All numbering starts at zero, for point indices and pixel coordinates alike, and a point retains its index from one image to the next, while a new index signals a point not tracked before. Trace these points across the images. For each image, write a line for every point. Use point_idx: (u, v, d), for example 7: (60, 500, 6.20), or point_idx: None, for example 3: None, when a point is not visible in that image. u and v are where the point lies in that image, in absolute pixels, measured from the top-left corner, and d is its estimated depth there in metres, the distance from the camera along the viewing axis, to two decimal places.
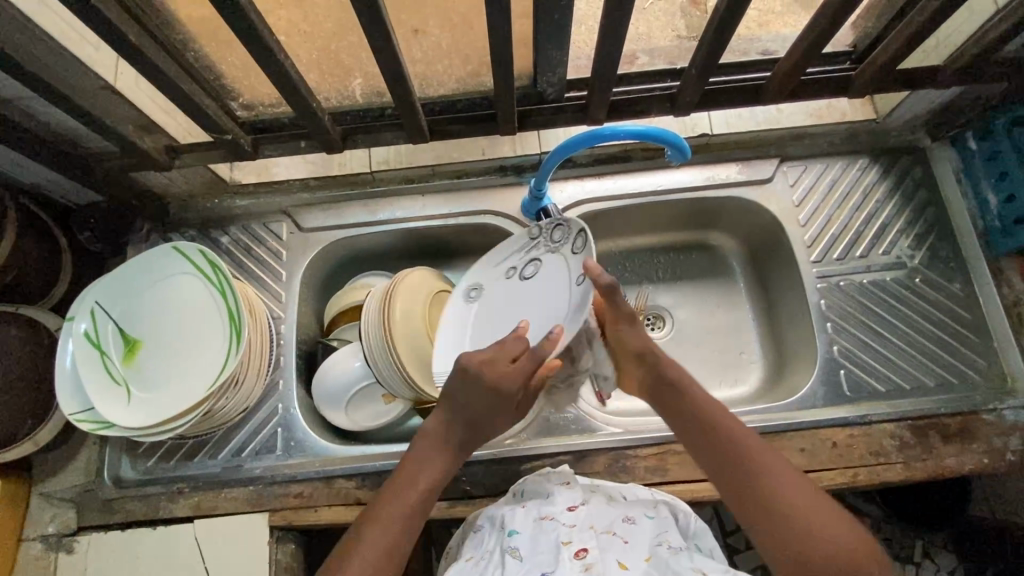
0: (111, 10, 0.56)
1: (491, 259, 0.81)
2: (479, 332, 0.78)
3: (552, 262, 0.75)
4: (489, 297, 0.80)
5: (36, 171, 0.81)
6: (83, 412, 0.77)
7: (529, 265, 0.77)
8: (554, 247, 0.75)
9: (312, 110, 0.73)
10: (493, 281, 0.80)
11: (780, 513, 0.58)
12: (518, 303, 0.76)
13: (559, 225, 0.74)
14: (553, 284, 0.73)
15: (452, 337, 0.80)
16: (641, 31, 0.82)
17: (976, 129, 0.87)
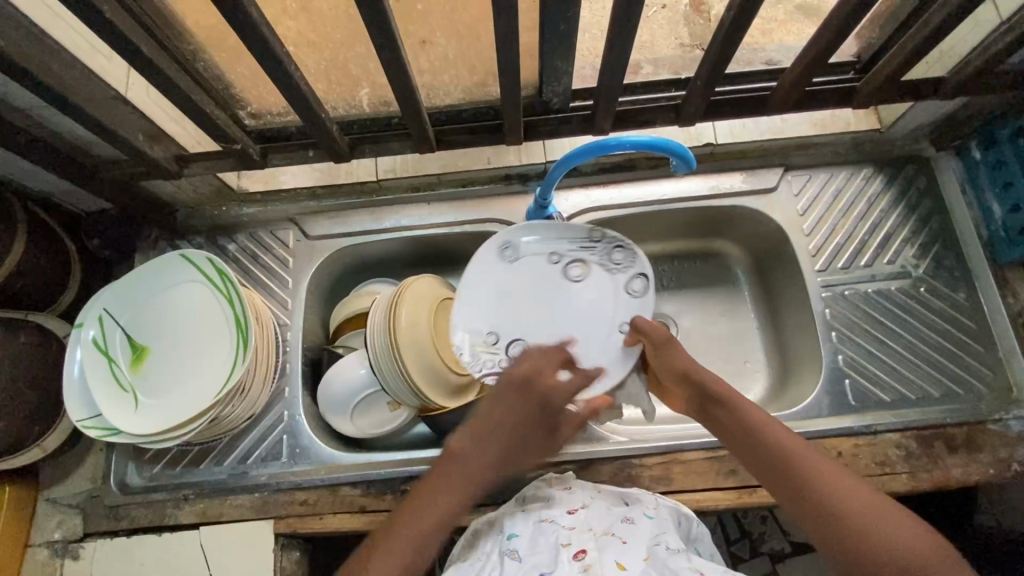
0: (125, 24, 0.57)
1: (540, 233, 0.83)
2: (503, 297, 0.81)
3: (602, 280, 0.81)
4: (523, 268, 0.82)
5: (47, 178, 0.82)
6: (91, 419, 0.78)
7: (580, 270, 0.82)
8: (610, 268, 0.82)
9: (320, 120, 0.74)
10: (533, 252, 0.83)
11: (845, 528, 0.57)
12: (554, 295, 0.81)
13: (623, 253, 0.82)
14: (600, 304, 0.81)
15: (477, 291, 0.81)
16: (646, 40, 0.89)
17: (980, 139, 0.87)
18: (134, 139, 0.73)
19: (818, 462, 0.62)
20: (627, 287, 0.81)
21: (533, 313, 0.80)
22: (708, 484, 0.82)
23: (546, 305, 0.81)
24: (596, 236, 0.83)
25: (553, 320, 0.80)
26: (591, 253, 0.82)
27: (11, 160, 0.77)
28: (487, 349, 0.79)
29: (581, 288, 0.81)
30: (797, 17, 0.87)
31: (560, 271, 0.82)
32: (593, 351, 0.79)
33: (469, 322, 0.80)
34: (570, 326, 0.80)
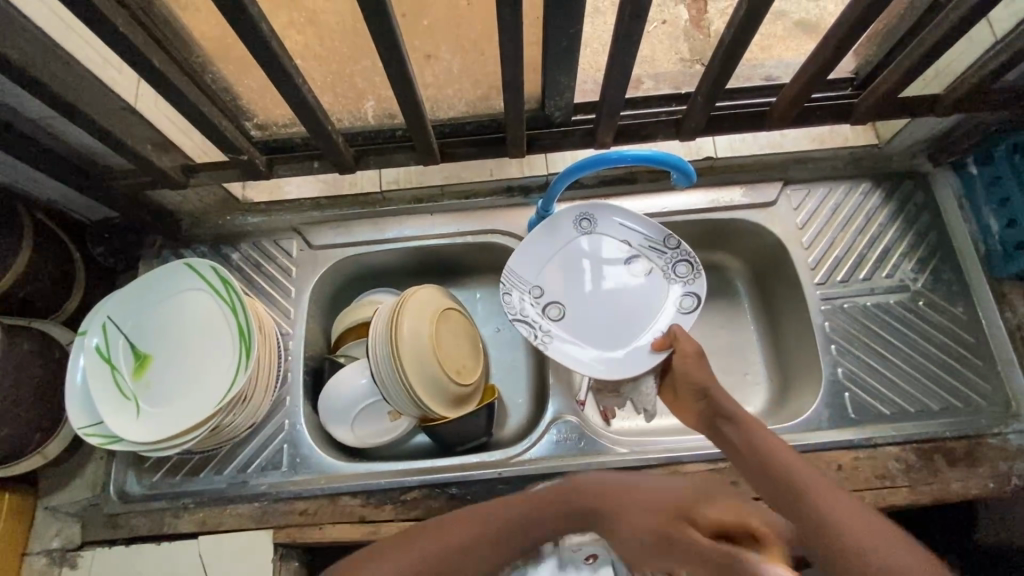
0: (138, 39, 0.58)
1: (624, 220, 0.87)
2: (563, 261, 0.86)
3: (659, 286, 0.84)
4: (594, 246, 0.86)
5: (53, 187, 0.83)
6: (93, 426, 0.78)
7: (643, 266, 0.85)
8: (670, 276, 0.84)
9: (326, 133, 0.75)
10: (606, 232, 0.86)
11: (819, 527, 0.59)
12: (610, 278, 0.85)
13: (688, 270, 0.84)
14: (651, 307, 0.83)
15: (542, 249, 0.86)
16: (647, 54, 0.91)
17: (978, 155, 0.89)
18: (143, 150, 0.74)
19: (806, 473, 0.64)
20: (678, 302, 0.83)
21: (584, 286, 0.84)
22: None
23: (597, 284, 0.85)
24: (673, 243, 0.85)
25: (600, 298, 0.84)
26: (661, 257, 0.85)
27: (19, 168, 0.78)
28: (528, 300, 0.83)
29: (638, 283, 0.84)
30: (796, 34, 0.87)
31: (626, 263, 0.85)
32: (621, 341, 0.82)
33: (522, 270, 0.85)
34: (614, 312, 0.83)
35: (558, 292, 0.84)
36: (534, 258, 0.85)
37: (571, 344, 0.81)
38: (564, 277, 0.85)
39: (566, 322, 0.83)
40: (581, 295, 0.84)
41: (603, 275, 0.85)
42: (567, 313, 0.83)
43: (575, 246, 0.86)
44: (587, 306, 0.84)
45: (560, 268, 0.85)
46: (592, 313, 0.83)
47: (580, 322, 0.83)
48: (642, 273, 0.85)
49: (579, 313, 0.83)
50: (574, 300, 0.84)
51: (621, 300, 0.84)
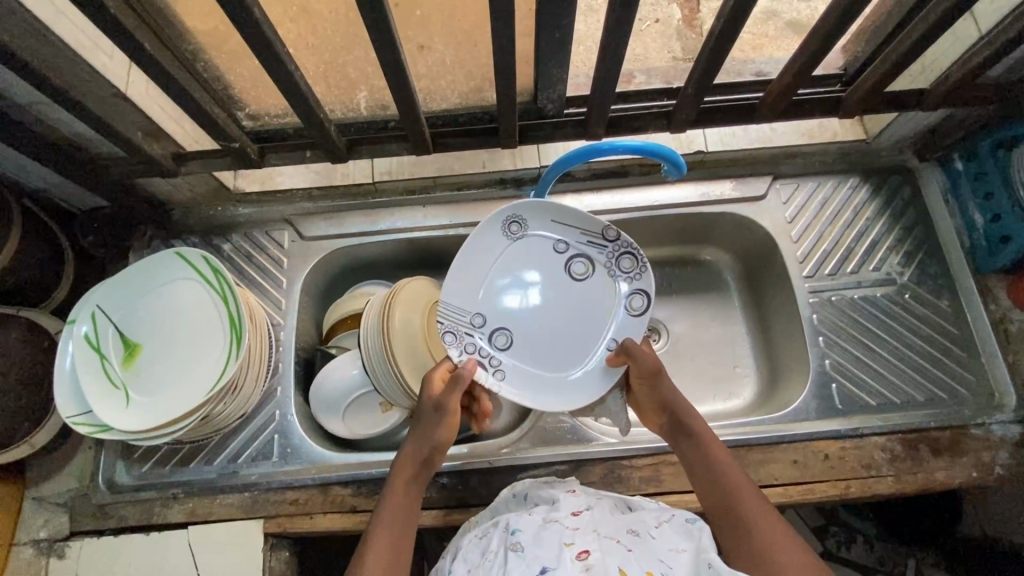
0: (129, 21, 0.58)
1: (557, 217, 0.81)
2: (497, 278, 0.81)
3: (600, 286, 0.81)
4: (529, 251, 0.81)
5: (42, 174, 0.82)
6: (81, 415, 0.77)
7: (584, 267, 0.82)
8: (615, 273, 0.81)
9: (319, 121, 0.74)
10: (539, 235, 0.81)
11: (755, 545, 0.63)
12: (552, 287, 0.82)
13: (632, 264, 0.81)
14: (598, 312, 0.81)
15: (474, 269, 0.80)
16: (639, 52, 0.96)
17: (963, 151, 0.90)
18: (133, 136, 0.74)
19: (749, 495, 0.68)
20: (627, 302, 0.81)
21: (525, 300, 0.81)
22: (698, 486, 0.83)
23: (540, 296, 0.81)
24: (611, 235, 0.81)
25: (545, 312, 0.81)
26: (600, 255, 0.81)
27: (7, 154, 0.77)
28: (471, 330, 0.80)
29: (580, 287, 0.82)
30: (787, 33, 0.94)
31: (564, 263, 0.82)
32: (577, 359, 0.81)
33: (459, 298, 0.80)
34: (562, 325, 0.81)
35: (500, 316, 0.80)
36: (463, 284, 0.80)
37: (525, 372, 0.79)
38: (501, 296, 0.81)
39: (519, 349, 0.80)
40: (523, 314, 0.81)
41: (540, 285, 0.81)
42: (518, 339, 0.80)
43: (505, 256, 0.81)
44: (533, 324, 0.81)
45: (494, 287, 0.81)
46: (539, 332, 0.81)
47: (528, 346, 0.80)
48: (583, 275, 0.82)
49: (528, 336, 0.80)
50: (523, 320, 0.81)
51: (563, 311, 0.81)
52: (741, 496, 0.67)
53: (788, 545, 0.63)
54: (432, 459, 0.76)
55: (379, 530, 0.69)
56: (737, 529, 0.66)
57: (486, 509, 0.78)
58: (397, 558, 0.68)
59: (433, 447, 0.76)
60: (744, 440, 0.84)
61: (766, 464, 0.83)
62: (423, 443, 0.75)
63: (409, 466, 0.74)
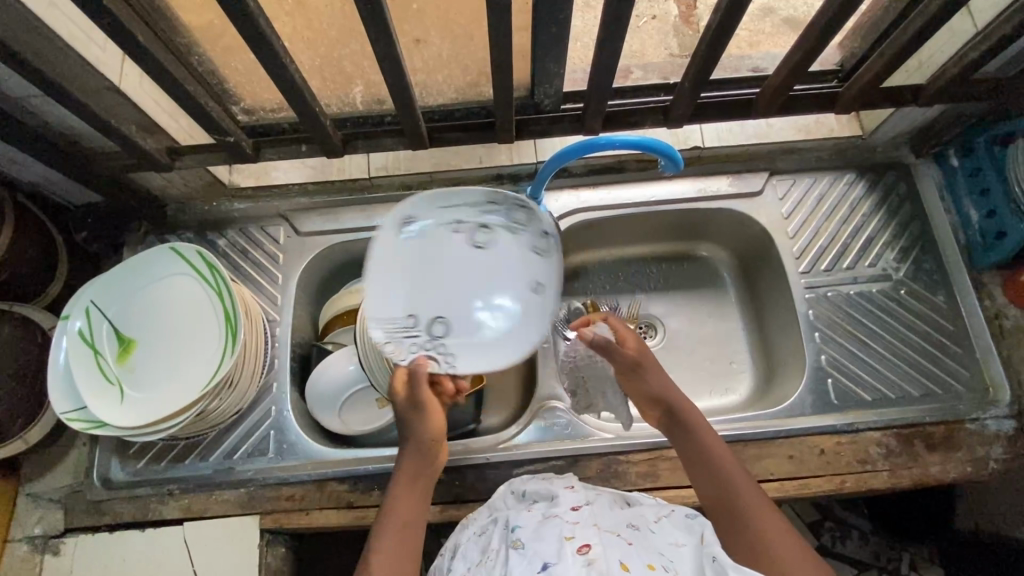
0: (123, 14, 0.57)
1: (441, 201, 0.76)
2: (411, 278, 0.74)
3: (510, 240, 0.76)
4: (429, 241, 0.75)
5: (35, 169, 0.81)
6: (75, 411, 0.77)
7: (483, 234, 0.76)
8: (513, 223, 0.76)
9: (314, 115, 0.74)
10: (433, 225, 0.76)
11: (759, 547, 0.63)
12: (463, 265, 0.75)
13: (528, 209, 0.76)
14: (516, 265, 0.75)
15: (385, 278, 0.74)
16: (636, 49, 0.95)
17: (958, 147, 0.91)
18: (127, 130, 0.73)
19: (752, 495, 0.67)
20: (535, 246, 0.75)
21: (445, 286, 0.74)
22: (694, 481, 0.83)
23: (455, 277, 0.75)
24: (499, 196, 0.77)
25: (467, 289, 0.74)
26: (498, 215, 0.76)
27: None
28: (405, 333, 0.72)
29: (491, 251, 0.75)
30: (783, 30, 0.94)
31: (466, 236, 0.76)
32: (519, 317, 0.73)
33: (382, 310, 0.73)
34: (490, 293, 0.74)
35: (425, 308, 0.73)
36: (379, 293, 0.73)
37: (472, 346, 0.72)
38: (418, 291, 0.74)
39: (460, 333, 0.73)
40: (447, 299, 0.74)
41: (450, 265, 0.75)
42: (457, 325, 0.73)
43: (408, 253, 0.75)
44: (461, 305, 0.74)
45: (408, 286, 0.74)
46: (471, 309, 0.73)
47: (466, 325, 0.73)
48: (483, 239, 0.76)
49: (459, 316, 0.73)
50: (451, 304, 0.73)
51: (482, 278, 0.74)
52: (743, 495, 0.67)
53: (791, 546, 0.63)
54: (432, 459, 0.74)
55: (382, 536, 0.68)
56: (742, 530, 0.65)
57: (485, 506, 0.77)
58: (403, 563, 0.67)
59: (431, 446, 0.73)
60: (740, 436, 0.84)
61: (762, 459, 0.83)
62: (420, 443, 0.73)
63: (408, 467, 0.73)
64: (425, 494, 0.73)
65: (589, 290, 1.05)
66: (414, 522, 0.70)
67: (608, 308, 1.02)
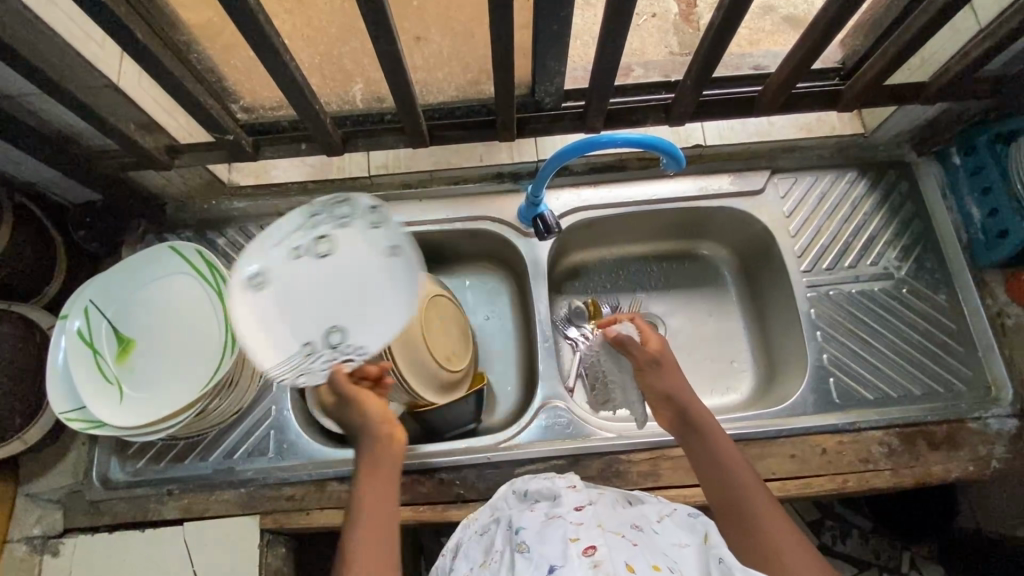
0: (121, 11, 0.56)
1: (268, 239, 0.72)
2: (287, 314, 0.71)
3: (353, 232, 0.74)
4: (273, 281, 0.71)
5: (33, 168, 0.80)
6: (75, 411, 0.77)
7: (314, 246, 0.73)
8: (343, 216, 0.74)
9: (314, 113, 0.74)
10: (272, 263, 0.72)
11: (765, 545, 0.62)
12: (322, 277, 0.73)
13: (351, 203, 0.74)
14: (364, 247, 0.73)
15: (265, 325, 0.70)
16: (636, 47, 0.95)
17: (961, 145, 0.90)
18: (126, 128, 0.72)
19: (757, 494, 0.67)
20: (371, 222, 0.73)
21: (314, 307, 0.72)
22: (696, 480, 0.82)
23: (321, 290, 0.72)
24: (311, 210, 0.74)
25: (337, 298, 0.72)
26: (329, 222, 0.74)
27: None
28: (309, 356, 0.71)
29: (342, 252, 0.73)
30: (784, 28, 0.93)
31: (309, 254, 0.73)
32: (394, 288, 0.73)
33: (280, 350, 0.70)
34: (360, 284, 0.73)
35: (315, 327, 0.71)
36: (270, 337, 0.70)
37: (371, 328, 0.72)
38: (301, 318, 0.71)
39: (357, 328, 0.72)
40: (327, 313, 0.72)
41: (310, 285, 0.72)
42: (355, 325, 0.72)
43: (269, 295, 0.71)
44: (344, 310, 0.72)
45: (288, 320, 0.71)
46: (356, 306, 0.72)
47: (359, 320, 0.72)
48: (319, 247, 0.73)
49: (348, 317, 0.72)
50: (334, 312, 0.72)
51: (341, 278, 0.73)
52: (750, 493, 0.67)
53: (795, 546, 0.63)
54: (393, 455, 0.69)
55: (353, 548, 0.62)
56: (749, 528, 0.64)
57: (487, 505, 0.77)
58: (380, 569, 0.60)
59: (386, 441, 0.69)
60: (742, 435, 0.84)
61: (764, 458, 0.83)
62: (374, 442, 0.69)
63: (368, 469, 0.67)
64: (396, 494, 0.67)
65: (590, 289, 1.04)
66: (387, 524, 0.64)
67: (609, 307, 1.02)
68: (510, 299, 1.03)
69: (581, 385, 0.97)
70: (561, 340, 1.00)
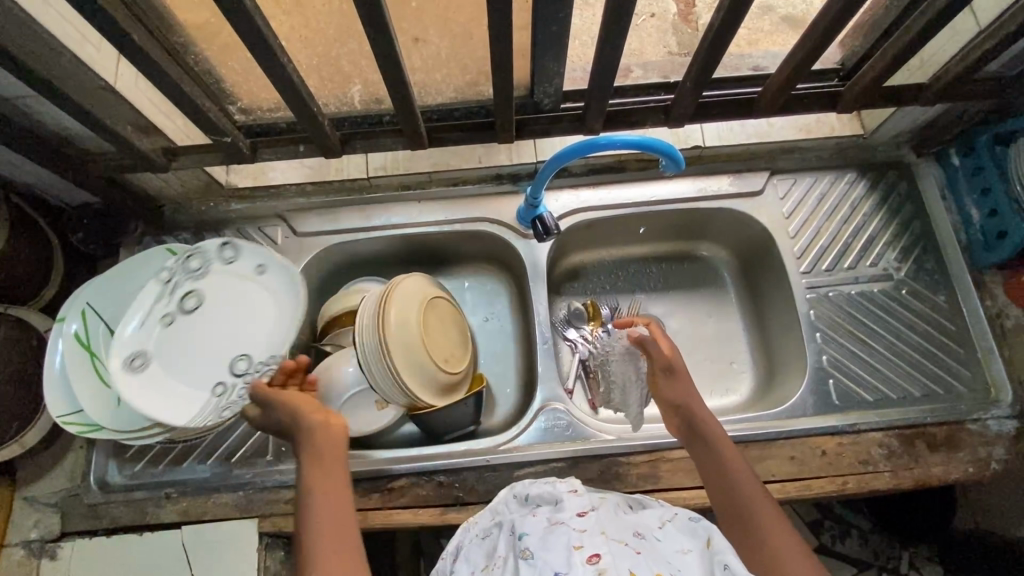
0: (118, 13, 0.56)
1: (130, 319, 0.75)
2: (185, 372, 0.78)
3: (215, 278, 0.82)
4: (159, 351, 0.77)
5: (29, 170, 0.80)
6: (72, 414, 0.76)
7: (181, 303, 0.79)
8: (200, 269, 0.81)
9: (312, 115, 0.73)
10: (150, 338, 0.76)
11: (766, 552, 0.63)
12: (203, 327, 0.80)
13: (202, 253, 0.81)
14: (233, 282, 0.83)
15: (175, 390, 0.76)
16: (635, 47, 0.95)
17: (960, 146, 0.90)
18: (122, 130, 0.72)
19: (759, 500, 0.67)
20: (223, 262, 0.82)
21: (201, 356, 0.79)
22: (695, 482, 0.82)
23: (204, 339, 0.80)
24: (163, 276, 0.79)
25: (222, 339, 0.81)
26: (186, 279, 0.80)
27: None
28: (227, 390, 0.79)
29: (211, 297, 0.81)
30: (783, 28, 0.93)
31: (181, 315, 0.79)
32: (278, 301, 0.84)
33: (198, 400, 0.77)
34: (243, 317, 0.82)
35: (220, 367, 0.79)
36: (183, 395, 0.77)
37: (270, 339, 0.82)
38: (201, 368, 0.79)
39: (256, 348, 0.81)
40: (220, 354, 0.80)
41: (192, 339, 0.79)
42: (256, 348, 0.81)
43: (164, 366, 0.77)
44: (234, 344, 0.81)
45: (192, 373, 0.78)
46: (245, 337, 0.81)
47: (252, 344, 0.81)
48: (188, 304, 0.80)
49: (240, 348, 0.81)
50: (227, 345, 0.81)
51: (219, 321, 0.81)
52: (751, 499, 0.67)
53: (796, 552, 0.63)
54: (332, 440, 0.70)
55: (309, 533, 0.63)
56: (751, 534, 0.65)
57: (487, 508, 0.77)
58: (338, 549, 0.61)
59: (321, 427, 0.71)
60: (742, 437, 0.84)
61: (764, 460, 0.83)
62: (310, 433, 0.70)
63: (310, 458, 0.69)
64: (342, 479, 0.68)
65: (590, 290, 1.04)
66: (340, 506, 0.65)
67: (608, 308, 1.02)
68: (509, 300, 1.02)
69: (580, 386, 0.97)
70: (560, 342, 0.99)
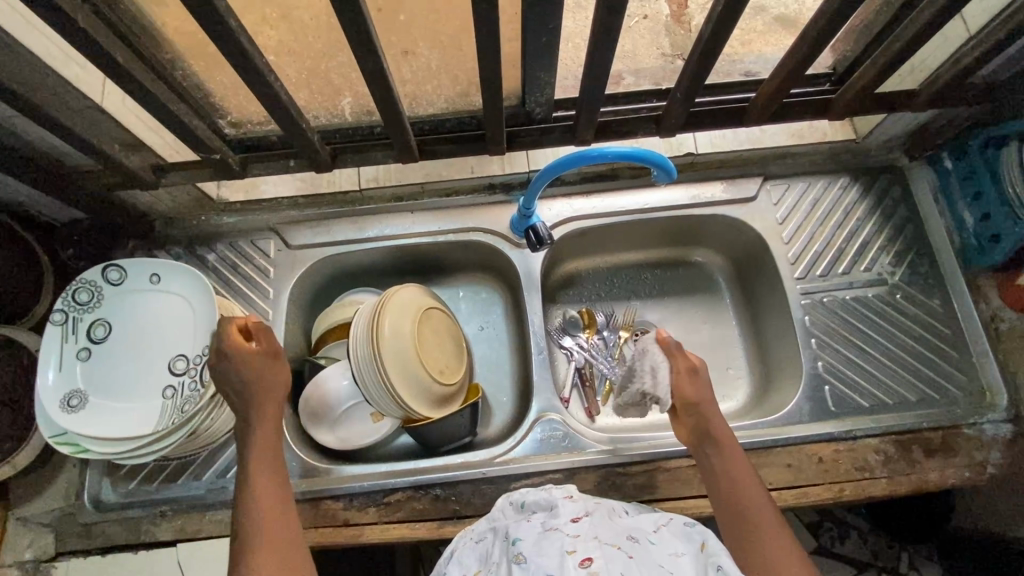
0: (104, 39, 0.56)
1: (46, 367, 0.76)
2: (124, 393, 0.77)
3: (110, 301, 0.80)
4: (88, 386, 0.77)
5: (12, 186, 0.78)
6: (62, 434, 0.74)
7: (88, 335, 0.79)
8: (95, 297, 0.80)
9: (302, 131, 0.73)
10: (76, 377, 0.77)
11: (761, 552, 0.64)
12: (121, 349, 0.79)
13: (87, 283, 0.80)
14: (133, 296, 0.81)
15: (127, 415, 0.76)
16: (629, 51, 0.94)
17: (953, 150, 0.89)
18: (110, 148, 0.72)
19: (756, 503, 0.67)
20: (112, 282, 0.81)
21: (134, 370, 0.79)
22: (692, 491, 0.82)
23: (125, 359, 0.79)
24: (57, 319, 0.78)
25: (144, 351, 0.80)
26: (82, 313, 0.79)
27: None
28: (176, 391, 0.77)
29: (118, 319, 0.80)
30: (775, 29, 0.93)
31: (93, 347, 0.79)
32: (183, 296, 0.81)
33: (150, 413, 0.76)
34: (155, 323, 0.81)
35: (155, 376, 0.78)
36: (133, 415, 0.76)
37: (193, 332, 0.80)
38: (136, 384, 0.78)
39: (182, 345, 0.80)
40: (149, 364, 0.79)
41: (114, 364, 0.78)
42: (189, 345, 0.80)
43: (99, 396, 0.76)
44: (159, 351, 0.80)
45: (131, 391, 0.77)
46: (166, 339, 0.80)
47: (176, 343, 0.80)
48: (93, 336, 0.79)
49: (167, 351, 0.80)
50: (159, 352, 0.80)
51: (129, 338, 0.80)
52: (750, 503, 0.67)
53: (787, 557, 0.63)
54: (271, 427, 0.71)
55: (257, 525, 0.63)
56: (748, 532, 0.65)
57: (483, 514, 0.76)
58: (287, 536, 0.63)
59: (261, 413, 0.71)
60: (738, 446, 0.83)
61: (761, 468, 0.83)
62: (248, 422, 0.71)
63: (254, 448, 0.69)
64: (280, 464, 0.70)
65: (586, 297, 1.04)
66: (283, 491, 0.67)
67: (603, 315, 1.02)
68: (504, 309, 1.02)
69: (575, 395, 0.96)
70: (556, 350, 0.99)
